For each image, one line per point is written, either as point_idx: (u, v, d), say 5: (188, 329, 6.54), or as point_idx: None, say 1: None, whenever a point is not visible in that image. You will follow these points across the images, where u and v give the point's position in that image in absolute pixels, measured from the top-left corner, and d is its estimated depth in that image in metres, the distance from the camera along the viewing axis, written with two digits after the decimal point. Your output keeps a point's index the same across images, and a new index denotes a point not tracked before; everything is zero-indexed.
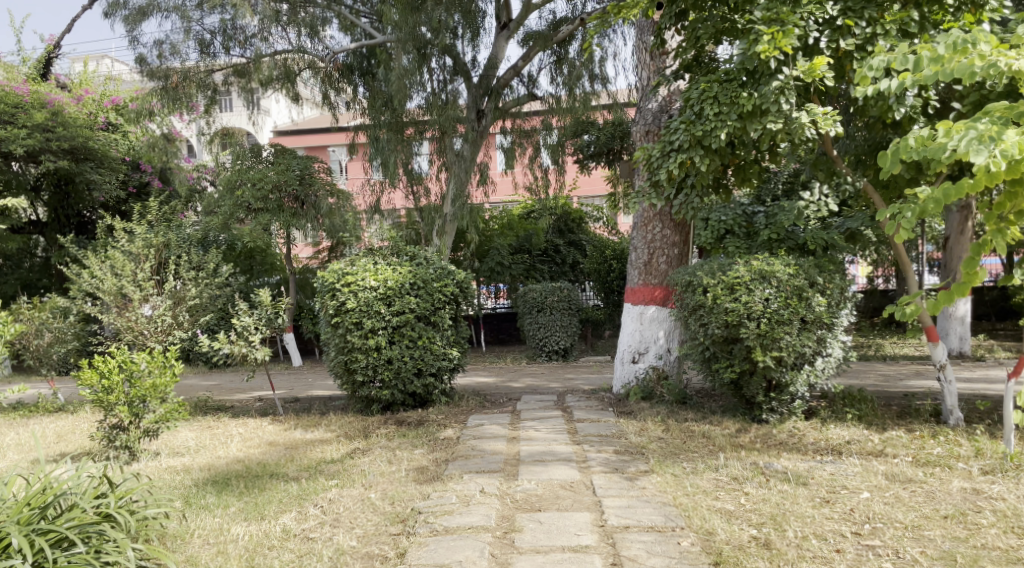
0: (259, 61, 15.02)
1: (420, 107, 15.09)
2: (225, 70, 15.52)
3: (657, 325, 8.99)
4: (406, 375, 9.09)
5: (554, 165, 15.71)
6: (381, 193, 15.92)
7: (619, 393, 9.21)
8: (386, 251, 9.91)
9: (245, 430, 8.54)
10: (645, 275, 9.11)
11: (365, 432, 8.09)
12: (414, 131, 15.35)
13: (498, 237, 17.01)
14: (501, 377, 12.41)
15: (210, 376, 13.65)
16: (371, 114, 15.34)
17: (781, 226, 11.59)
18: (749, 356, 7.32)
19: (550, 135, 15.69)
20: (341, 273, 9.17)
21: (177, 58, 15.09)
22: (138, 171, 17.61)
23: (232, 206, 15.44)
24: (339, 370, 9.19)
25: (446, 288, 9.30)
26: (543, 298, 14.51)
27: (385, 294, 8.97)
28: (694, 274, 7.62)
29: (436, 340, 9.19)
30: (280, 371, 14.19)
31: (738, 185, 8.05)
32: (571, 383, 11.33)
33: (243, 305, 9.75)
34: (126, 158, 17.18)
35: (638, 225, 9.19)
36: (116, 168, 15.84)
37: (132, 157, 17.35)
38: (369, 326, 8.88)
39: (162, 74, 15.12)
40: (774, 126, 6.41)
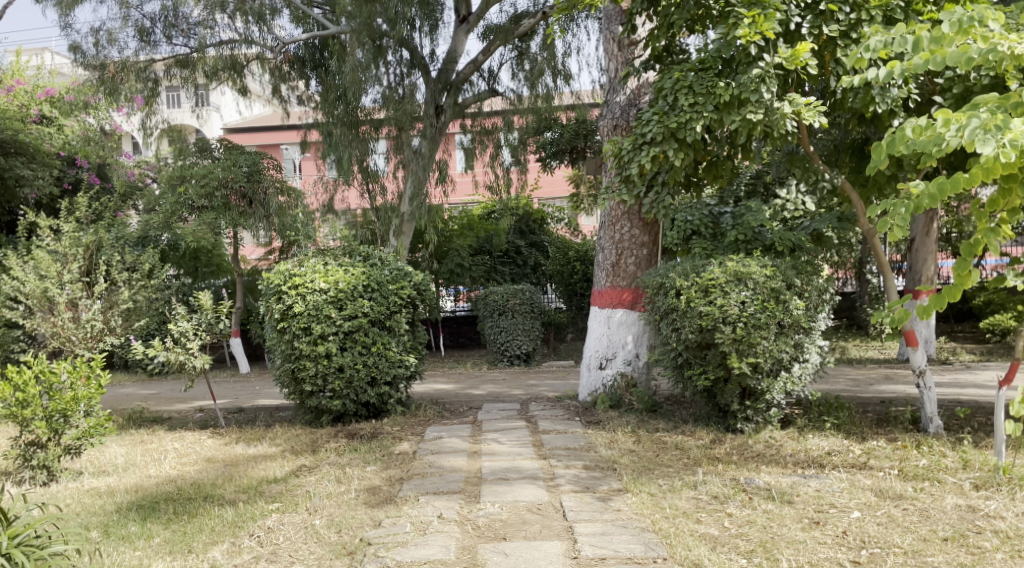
0: (203, 51, 14.70)
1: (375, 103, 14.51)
2: (166, 61, 15.15)
3: (625, 329, 8.59)
4: (359, 384, 8.55)
5: (514, 164, 15.27)
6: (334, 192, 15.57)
7: (585, 401, 8.78)
8: (338, 251, 9.34)
9: (182, 445, 8.32)
10: (613, 276, 8.71)
11: (314, 447, 7.75)
12: (369, 127, 14.80)
13: (458, 238, 16.46)
14: (460, 383, 11.92)
15: (151, 385, 12.96)
16: (325, 109, 14.72)
17: (748, 226, 11.28)
18: (724, 363, 6.91)
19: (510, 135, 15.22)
20: (288, 274, 8.60)
21: (114, 47, 14.56)
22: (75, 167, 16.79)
23: (174, 204, 15.08)
24: (287, 379, 8.61)
25: (403, 291, 8.79)
26: (504, 301, 14.04)
27: (335, 297, 8.44)
28: (667, 276, 7.19)
29: (392, 346, 8.67)
30: (225, 378, 13.57)
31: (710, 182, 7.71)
32: (533, 390, 10.86)
33: (180, 308, 9.29)
34: (60, 153, 16.48)
35: (605, 224, 8.79)
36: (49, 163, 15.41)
37: (66, 152, 16.63)
38: (319, 331, 8.33)
39: (98, 63, 14.57)
40: (754, 116, 6.01)
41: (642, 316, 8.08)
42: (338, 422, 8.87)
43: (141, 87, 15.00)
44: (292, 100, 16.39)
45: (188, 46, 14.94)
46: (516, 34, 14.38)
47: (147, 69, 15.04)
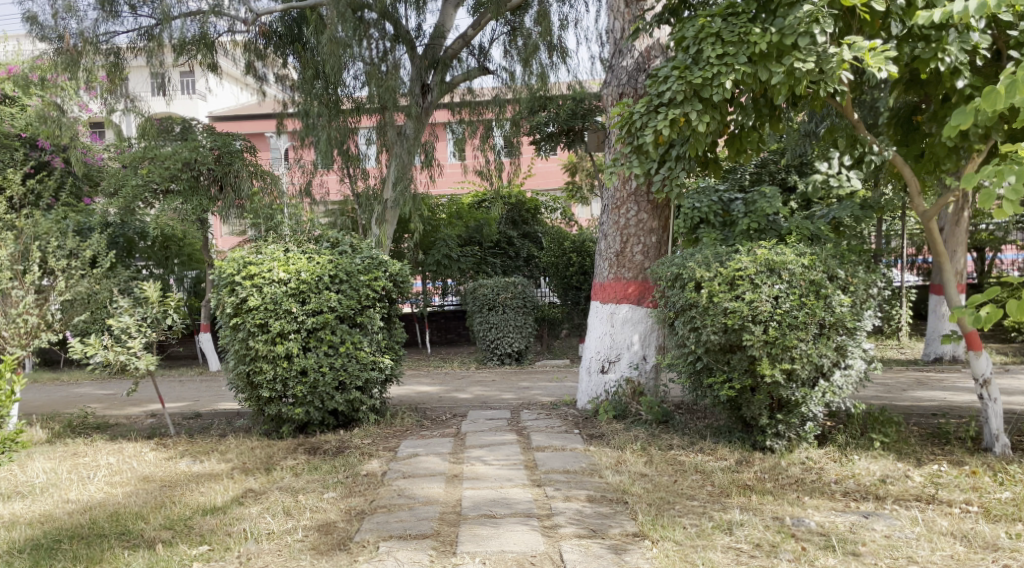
0: (169, 22, 13.47)
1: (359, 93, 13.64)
2: (131, 33, 13.96)
3: (630, 328, 7.52)
4: (325, 389, 7.43)
5: (507, 149, 13.97)
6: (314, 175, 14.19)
7: (585, 409, 7.70)
8: (303, 237, 8.21)
9: (118, 459, 7.25)
10: (616, 267, 7.61)
11: (267, 464, 6.63)
12: (350, 106, 13.71)
13: (446, 228, 15.44)
14: (445, 385, 10.79)
15: (108, 384, 11.85)
16: (302, 87, 13.56)
17: (763, 214, 10.18)
18: (752, 369, 5.80)
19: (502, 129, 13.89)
20: (243, 261, 7.47)
21: (73, 18, 13.32)
22: (36, 150, 16.09)
23: (135, 187, 13.97)
24: (242, 383, 7.48)
25: (376, 283, 7.67)
26: (494, 295, 12.89)
27: (297, 288, 7.34)
28: (685, 265, 6.05)
29: (363, 345, 7.56)
30: (188, 378, 12.44)
31: (728, 160, 6.87)
32: (525, 394, 9.74)
33: (123, 300, 8.19)
34: (20, 134, 15.64)
35: (609, 208, 7.72)
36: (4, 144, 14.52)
37: (27, 134, 15.80)
38: (277, 328, 7.23)
39: (55, 34, 13.30)
40: (802, 65, 4.98)
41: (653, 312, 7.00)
42: (301, 432, 7.73)
43: (103, 62, 13.79)
44: (269, 79, 15.18)
45: (153, 17, 13.77)
46: (509, 9, 13.15)
47: (107, 41, 13.73)
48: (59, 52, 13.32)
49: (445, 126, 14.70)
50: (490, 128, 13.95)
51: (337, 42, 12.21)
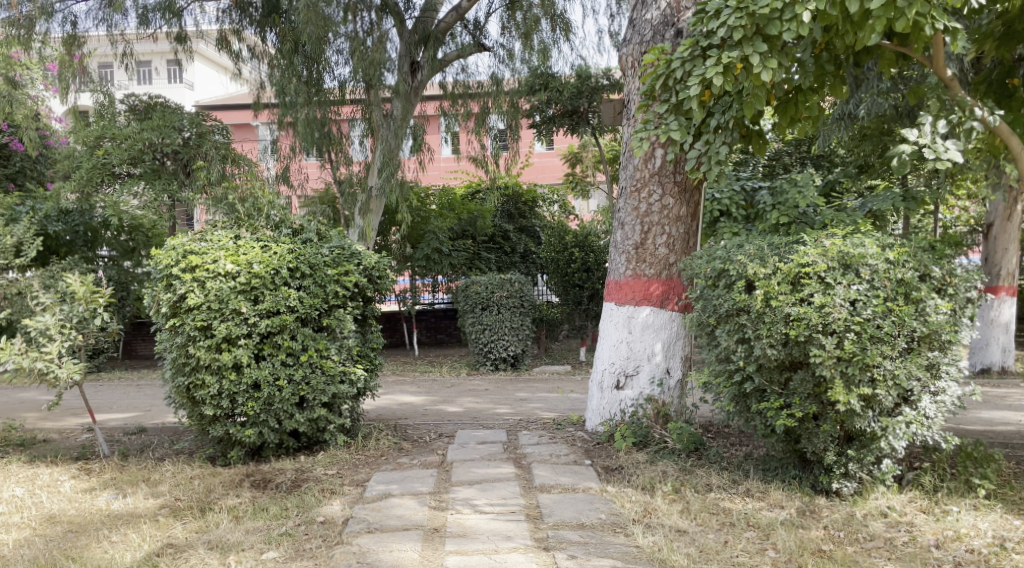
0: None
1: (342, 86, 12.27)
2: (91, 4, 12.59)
3: (652, 335, 6.32)
4: (282, 407, 6.16)
5: (506, 128, 12.49)
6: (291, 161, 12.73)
7: (596, 431, 6.45)
8: (259, 222, 6.81)
9: (27, 492, 6.03)
10: (635, 262, 6.38)
11: (209, 502, 5.41)
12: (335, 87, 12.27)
13: (436, 219, 13.97)
14: (432, 396, 9.50)
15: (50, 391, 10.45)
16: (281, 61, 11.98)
17: (793, 206, 8.90)
18: (817, 393, 4.54)
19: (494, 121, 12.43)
20: (184, 251, 6.17)
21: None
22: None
23: (91, 168, 12.65)
24: (182, 399, 6.19)
25: (347, 278, 6.36)
26: (487, 294, 11.57)
27: (248, 284, 6.06)
28: (731, 259, 4.75)
29: (330, 353, 6.29)
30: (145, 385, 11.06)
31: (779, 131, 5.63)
32: (522, 408, 8.44)
33: (44, 297, 6.96)
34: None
35: (626, 191, 6.49)
36: None
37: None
38: (223, 332, 5.95)
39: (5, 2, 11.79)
40: None
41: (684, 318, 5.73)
42: (254, 457, 6.47)
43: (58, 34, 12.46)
44: (245, 56, 13.31)
45: None
46: None
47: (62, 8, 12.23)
48: (6, 19, 11.85)
49: (438, 120, 13.12)
50: (486, 113, 12.40)
51: (326, 20, 11.16)
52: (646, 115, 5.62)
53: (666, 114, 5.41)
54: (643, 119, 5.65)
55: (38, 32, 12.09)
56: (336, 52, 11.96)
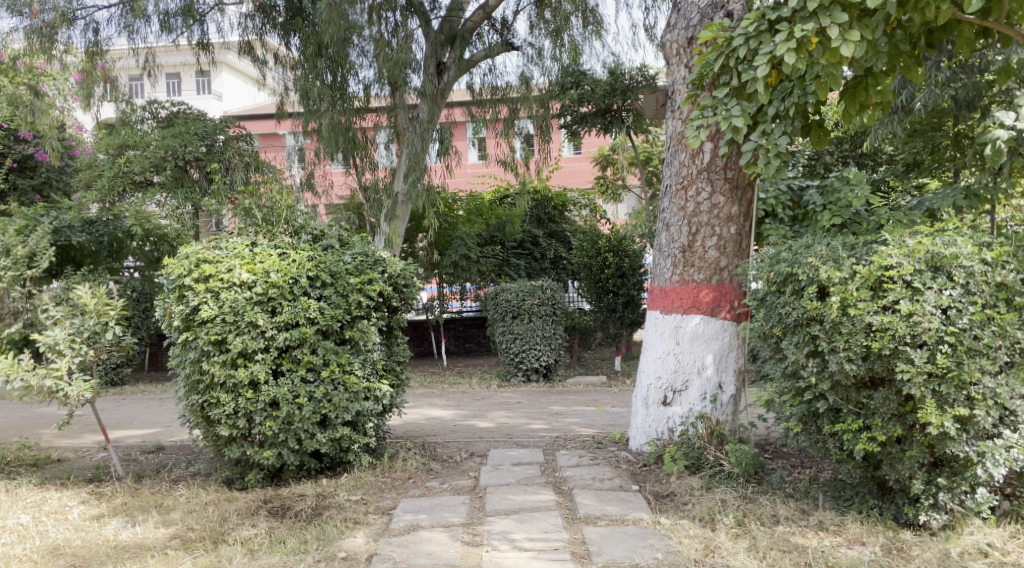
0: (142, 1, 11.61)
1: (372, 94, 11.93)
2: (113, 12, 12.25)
3: (702, 346, 5.79)
4: (302, 427, 5.65)
5: (538, 131, 12.02)
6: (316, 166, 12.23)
7: (642, 451, 5.92)
8: (277, 227, 6.38)
9: (32, 518, 5.62)
10: (682, 267, 5.88)
11: (224, 532, 4.97)
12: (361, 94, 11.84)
13: (464, 225, 13.52)
14: (462, 410, 9.01)
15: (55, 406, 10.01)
16: (305, 66, 11.52)
17: (844, 206, 8.31)
18: (902, 413, 4.03)
19: (523, 127, 12.00)
20: (197, 259, 5.68)
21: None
22: (20, 142, 14.53)
23: (112, 177, 12.35)
24: (196, 418, 5.70)
25: (371, 287, 5.89)
26: (518, 301, 11.09)
27: (265, 294, 5.58)
28: (798, 261, 4.23)
29: (354, 368, 5.79)
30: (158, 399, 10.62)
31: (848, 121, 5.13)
32: (558, 423, 7.91)
33: (56, 310, 6.59)
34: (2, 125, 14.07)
35: (671, 189, 5.98)
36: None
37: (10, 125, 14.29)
38: (239, 347, 5.46)
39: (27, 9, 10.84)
40: None
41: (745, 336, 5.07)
42: (274, 480, 6.00)
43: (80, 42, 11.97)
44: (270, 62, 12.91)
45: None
46: None
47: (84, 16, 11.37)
48: (27, 27, 10.88)
49: (465, 125, 12.55)
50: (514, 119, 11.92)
51: (349, 25, 10.77)
52: (701, 100, 5.12)
53: (725, 97, 5.02)
54: (698, 104, 5.16)
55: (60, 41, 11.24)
56: (360, 54, 11.48)
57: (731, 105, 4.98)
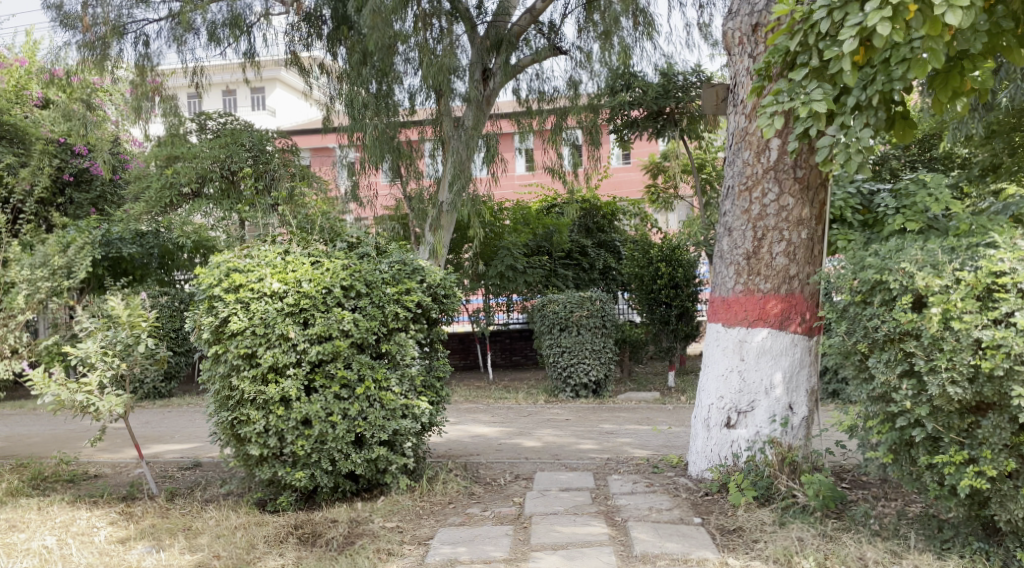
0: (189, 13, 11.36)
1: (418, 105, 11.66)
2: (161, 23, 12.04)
3: (770, 363, 5.29)
4: (336, 446, 5.20)
5: (586, 140, 11.54)
6: (364, 177, 11.69)
7: (704, 477, 5.41)
8: (313, 233, 5.94)
9: (56, 540, 5.25)
10: (747, 275, 5.37)
11: (250, 561, 4.60)
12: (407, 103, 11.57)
13: (511, 234, 13.09)
14: (509, 427, 8.55)
15: (72, 422, 9.76)
16: (349, 76, 11.24)
17: (920, 209, 7.67)
18: (1016, 444, 3.62)
19: (571, 136, 11.56)
20: (227, 267, 5.27)
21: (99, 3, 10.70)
22: (76, 157, 14.19)
23: (160, 188, 12.01)
24: (225, 437, 5.26)
25: (409, 297, 5.43)
26: (566, 313, 10.62)
27: (296, 305, 5.15)
28: (887, 267, 3.85)
29: (391, 384, 5.33)
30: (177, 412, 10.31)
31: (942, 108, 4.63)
32: (609, 443, 7.40)
33: (88, 321, 6.22)
34: (58, 140, 13.78)
35: (734, 190, 5.47)
36: (39, 152, 13.18)
37: (66, 139, 13.98)
38: (269, 361, 5.05)
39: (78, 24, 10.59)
40: None
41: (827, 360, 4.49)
42: (308, 502, 5.54)
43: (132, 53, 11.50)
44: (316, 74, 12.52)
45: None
46: None
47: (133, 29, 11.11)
48: (80, 42, 10.63)
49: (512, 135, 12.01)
50: (560, 130, 11.49)
51: (394, 35, 10.52)
52: (777, 84, 4.71)
53: (803, 80, 4.62)
54: (773, 89, 4.75)
55: (111, 55, 10.99)
56: (404, 61, 11.15)
57: (809, 89, 4.58)
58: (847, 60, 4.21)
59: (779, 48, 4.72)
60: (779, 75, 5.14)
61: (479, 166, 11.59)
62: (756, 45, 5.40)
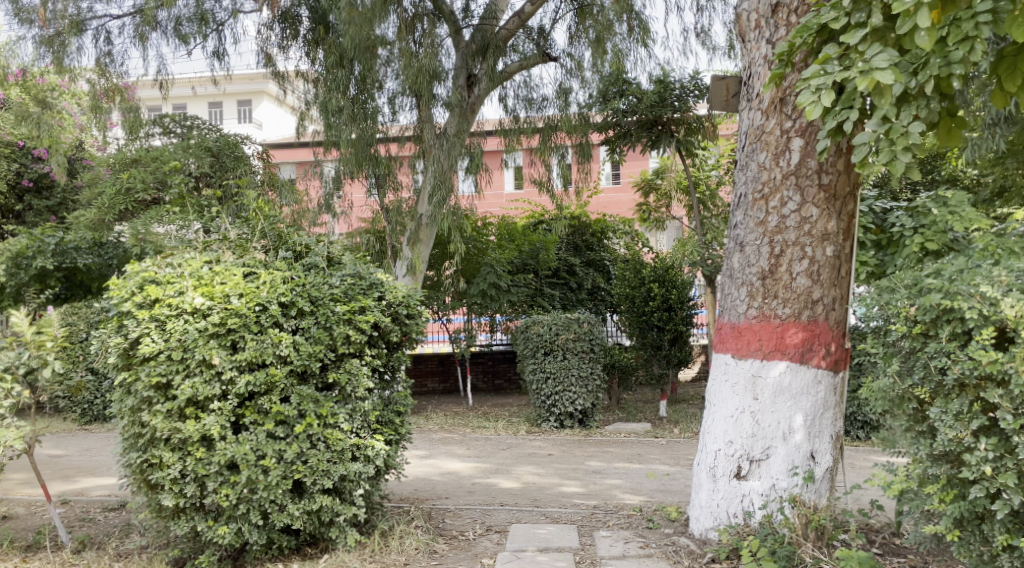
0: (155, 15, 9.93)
1: (406, 121, 10.63)
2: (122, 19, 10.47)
3: (789, 404, 4.47)
4: (268, 496, 4.29)
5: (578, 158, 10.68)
6: (346, 187, 10.66)
7: (709, 537, 4.56)
8: (247, 238, 4.91)
9: None
10: (762, 298, 4.54)
11: None
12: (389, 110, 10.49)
13: (495, 250, 12.14)
14: (486, 464, 7.63)
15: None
16: (326, 80, 10.17)
17: (941, 229, 6.80)
18: None
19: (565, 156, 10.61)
20: (144, 278, 4.38)
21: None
22: (36, 162, 13.12)
23: (113, 194, 10.11)
24: (134, 483, 4.35)
25: (363, 318, 4.51)
26: (551, 336, 9.76)
27: (222, 326, 4.27)
28: (959, 290, 3.32)
29: (339, 421, 4.43)
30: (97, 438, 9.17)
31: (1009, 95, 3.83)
32: (596, 487, 6.51)
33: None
34: (17, 143, 12.82)
35: (748, 198, 4.64)
36: None
37: (25, 142, 12.99)
38: (186, 394, 4.17)
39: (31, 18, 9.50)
40: None
41: (875, 407, 3.67)
42: (237, 560, 4.62)
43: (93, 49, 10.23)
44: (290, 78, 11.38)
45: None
46: None
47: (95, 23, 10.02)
48: (37, 38, 9.50)
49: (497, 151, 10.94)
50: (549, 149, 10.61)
51: (374, 38, 9.64)
52: (825, 50, 3.87)
53: (859, 45, 3.80)
54: (820, 57, 3.91)
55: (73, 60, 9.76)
56: (384, 65, 10.16)
57: (869, 56, 3.72)
58: (926, 15, 3.44)
59: (823, 16, 3.94)
60: (804, 61, 4.34)
61: (464, 181, 10.46)
62: (775, 28, 4.61)
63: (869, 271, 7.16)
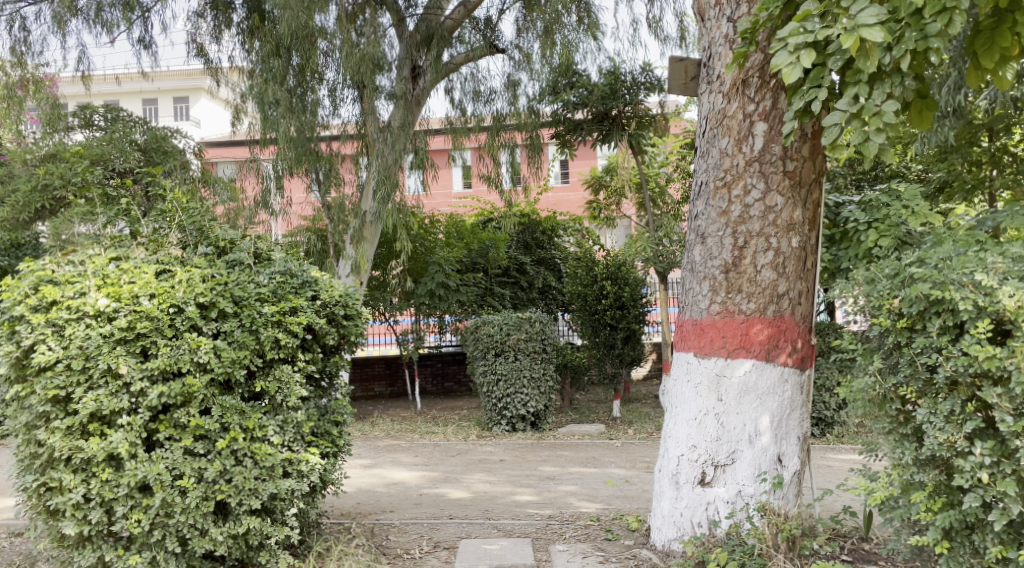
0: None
1: (345, 119, 10.12)
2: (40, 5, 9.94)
3: (755, 405, 4.19)
4: (186, 519, 3.85)
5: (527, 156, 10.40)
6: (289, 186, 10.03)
7: (672, 550, 4.25)
8: (167, 233, 4.46)
9: None
10: (725, 292, 4.24)
11: None
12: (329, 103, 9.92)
13: (443, 249, 11.70)
14: (435, 472, 7.24)
15: None
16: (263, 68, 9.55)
17: (895, 223, 6.46)
18: None
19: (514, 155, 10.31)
20: (39, 278, 3.92)
21: None
22: None
23: (28, 191, 9.51)
24: (33, 509, 3.90)
25: (294, 319, 4.10)
26: (501, 337, 9.41)
27: (130, 330, 3.82)
28: (946, 281, 3.20)
29: (268, 433, 4.02)
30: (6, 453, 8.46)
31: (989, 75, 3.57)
32: (550, 494, 6.18)
33: None
34: None
35: (709, 186, 4.35)
36: None
37: None
38: (89, 408, 3.73)
39: None
40: None
41: (858, 410, 3.53)
42: None
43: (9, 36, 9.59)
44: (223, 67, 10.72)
45: None
46: None
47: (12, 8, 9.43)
48: None
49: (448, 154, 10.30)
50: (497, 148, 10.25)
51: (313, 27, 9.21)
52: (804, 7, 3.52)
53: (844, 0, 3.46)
54: (799, 14, 3.55)
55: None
56: (324, 56, 9.61)
57: (854, 12, 3.39)
58: None
59: None
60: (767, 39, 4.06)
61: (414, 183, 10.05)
62: (736, 5, 4.33)
63: (823, 267, 6.93)
